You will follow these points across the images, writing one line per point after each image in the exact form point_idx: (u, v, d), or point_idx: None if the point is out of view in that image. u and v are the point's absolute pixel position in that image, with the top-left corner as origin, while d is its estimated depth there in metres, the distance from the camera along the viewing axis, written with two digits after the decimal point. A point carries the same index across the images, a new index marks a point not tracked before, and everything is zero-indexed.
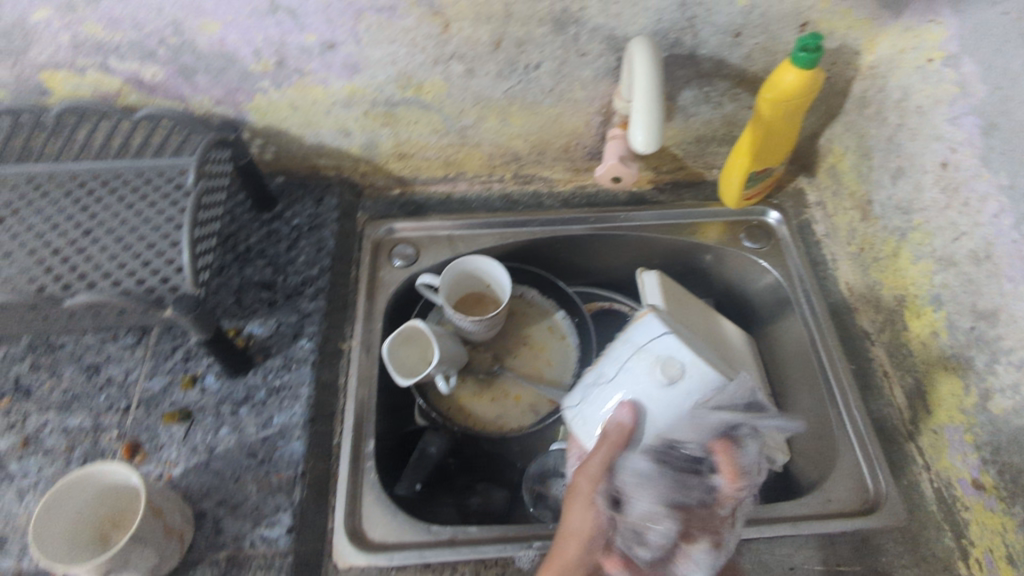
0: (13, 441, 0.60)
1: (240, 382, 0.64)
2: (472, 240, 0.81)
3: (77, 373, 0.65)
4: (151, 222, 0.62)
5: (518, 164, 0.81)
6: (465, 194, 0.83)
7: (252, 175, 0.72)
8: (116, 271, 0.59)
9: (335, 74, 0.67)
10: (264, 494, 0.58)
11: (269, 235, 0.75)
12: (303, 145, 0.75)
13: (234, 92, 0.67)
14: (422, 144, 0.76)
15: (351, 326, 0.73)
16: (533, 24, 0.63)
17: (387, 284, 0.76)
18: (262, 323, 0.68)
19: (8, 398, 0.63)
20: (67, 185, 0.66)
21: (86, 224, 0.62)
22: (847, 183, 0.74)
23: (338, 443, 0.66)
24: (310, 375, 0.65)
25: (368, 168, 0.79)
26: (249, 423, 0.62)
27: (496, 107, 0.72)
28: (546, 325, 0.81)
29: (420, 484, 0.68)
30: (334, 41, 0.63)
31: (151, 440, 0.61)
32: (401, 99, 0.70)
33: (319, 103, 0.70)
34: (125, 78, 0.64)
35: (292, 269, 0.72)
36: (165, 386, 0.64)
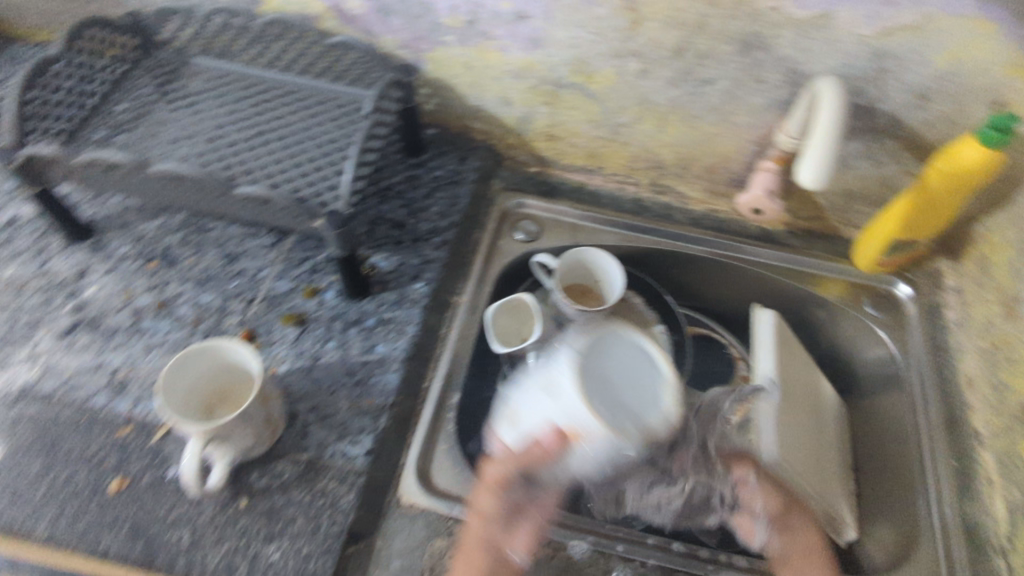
0: (151, 302, 0.65)
1: (355, 305, 0.67)
2: (594, 234, 0.82)
3: (217, 257, 0.68)
4: (318, 138, 0.66)
5: (658, 173, 0.81)
6: (598, 189, 0.85)
7: (412, 119, 0.75)
8: (277, 173, 0.63)
9: (517, 45, 0.69)
10: (353, 413, 0.60)
11: (410, 179, 0.79)
12: (464, 104, 0.78)
13: (419, 40, 0.71)
14: (574, 130, 0.78)
15: (463, 283, 0.74)
16: (720, 41, 0.64)
17: (503, 253, 0.78)
18: (387, 257, 0.71)
19: (155, 263, 0.67)
20: (253, 88, 0.71)
21: (261, 125, 0.67)
22: (996, 275, 0.68)
23: (426, 386, 0.67)
24: (418, 316, 0.67)
25: (515, 141, 0.82)
26: (355, 343, 0.64)
27: (657, 112, 0.73)
28: (644, 334, 0.79)
29: (490, 448, 0.67)
30: (526, 13, 0.66)
31: (266, 333, 0.64)
32: (569, 83, 0.72)
33: (492, 68, 0.72)
34: (331, 5, 0.69)
35: (424, 216, 0.75)
36: (289, 289, 0.67)
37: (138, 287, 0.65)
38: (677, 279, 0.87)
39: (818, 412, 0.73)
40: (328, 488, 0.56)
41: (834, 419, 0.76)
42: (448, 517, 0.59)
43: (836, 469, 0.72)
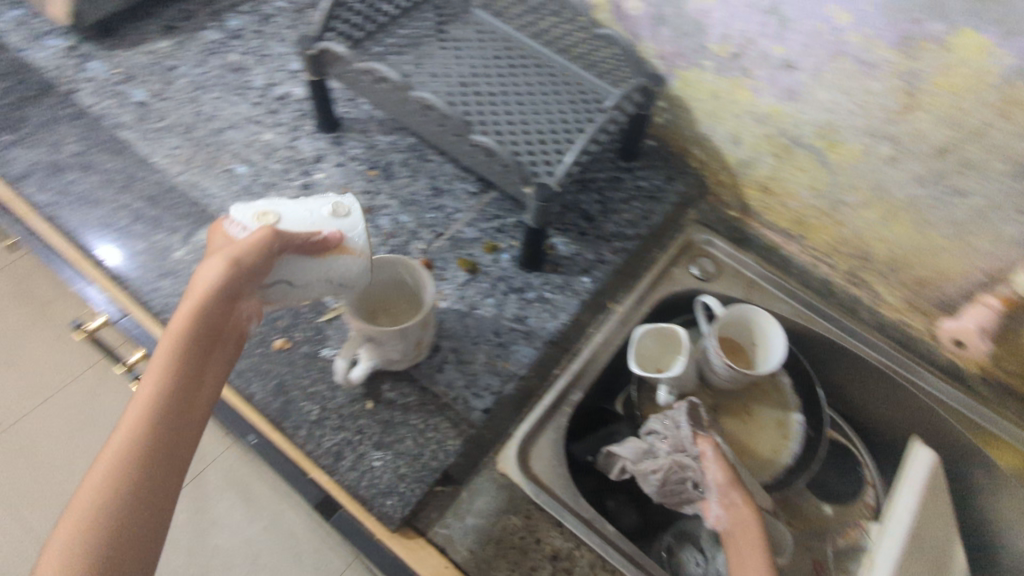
0: (362, 204, 0.72)
1: (523, 275, 0.70)
2: (768, 298, 0.81)
3: (426, 186, 0.74)
4: (553, 115, 0.70)
5: (861, 265, 0.76)
6: (790, 257, 0.82)
7: (639, 126, 0.77)
8: (508, 132, 0.67)
9: (773, 91, 0.68)
10: (487, 370, 0.63)
11: (614, 180, 0.80)
12: (693, 129, 0.78)
13: (678, 56, 0.72)
14: (791, 191, 0.75)
15: (624, 294, 0.75)
16: (995, 156, 0.59)
17: (674, 281, 0.79)
18: (568, 242, 0.73)
19: (376, 172, 0.74)
20: (514, 56, 0.76)
21: (509, 87, 0.72)
22: None
23: (556, 374, 0.69)
24: (575, 308, 0.68)
25: (726, 180, 0.80)
26: (511, 309, 0.67)
27: (890, 203, 0.69)
28: (778, 417, 0.76)
29: (591, 456, 0.69)
30: (796, 64, 0.64)
31: (442, 268, 0.69)
32: (809, 144, 0.70)
33: (737, 104, 0.72)
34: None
35: (614, 219, 0.76)
36: (474, 239, 0.71)
37: (355, 187, 0.73)
38: (834, 377, 0.82)
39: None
40: (441, 426, 0.59)
41: None
42: (531, 501, 0.60)
43: None
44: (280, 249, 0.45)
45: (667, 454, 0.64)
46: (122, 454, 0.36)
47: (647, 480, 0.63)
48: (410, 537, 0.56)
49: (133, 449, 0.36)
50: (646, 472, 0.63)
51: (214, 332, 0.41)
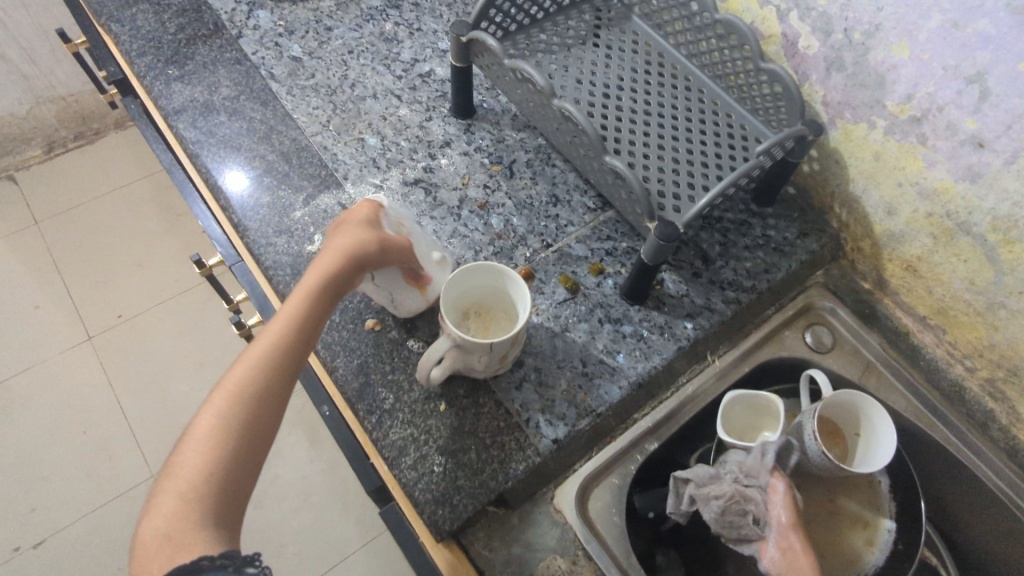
0: (478, 198, 0.71)
1: (623, 307, 0.66)
2: (885, 386, 0.73)
3: (545, 192, 0.72)
4: (692, 147, 0.66)
5: (1006, 378, 0.66)
6: (923, 347, 0.73)
7: (783, 172, 0.70)
8: (641, 159, 0.64)
9: (949, 167, 0.59)
10: (566, 399, 0.61)
11: (742, 223, 0.74)
12: (844, 186, 0.71)
13: (848, 105, 0.65)
14: (942, 278, 0.67)
15: (725, 348, 0.70)
16: None
17: (784, 345, 0.73)
18: (677, 281, 0.69)
19: (498, 168, 0.73)
20: (666, 77, 0.73)
21: (652, 108, 0.69)
22: None
23: (635, 417, 0.65)
24: (670, 354, 0.64)
25: (868, 248, 0.73)
26: (603, 339, 0.64)
27: None
28: (865, 519, 0.69)
29: (652, 513, 0.65)
30: (988, 144, 0.55)
31: (542, 281, 0.67)
32: (978, 234, 0.60)
33: (903, 171, 0.64)
34: (786, 32, 0.68)
35: (733, 265, 0.70)
36: (581, 257, 0.69)
37: (475, 179, 0.72)
38: (939, 490, 0.73)
39: None
40: (507, 447, 0.58)
41: None
42: (581, 546, 0.58)
43: None
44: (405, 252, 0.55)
45: (738, 483, 0.58)
46: (256, 363, 0.43)
47: (708, 504, 0.57)
48: (453, 550, 0.56)
49: (268, 371, 0.43)
50: (708, 497, 0.57)
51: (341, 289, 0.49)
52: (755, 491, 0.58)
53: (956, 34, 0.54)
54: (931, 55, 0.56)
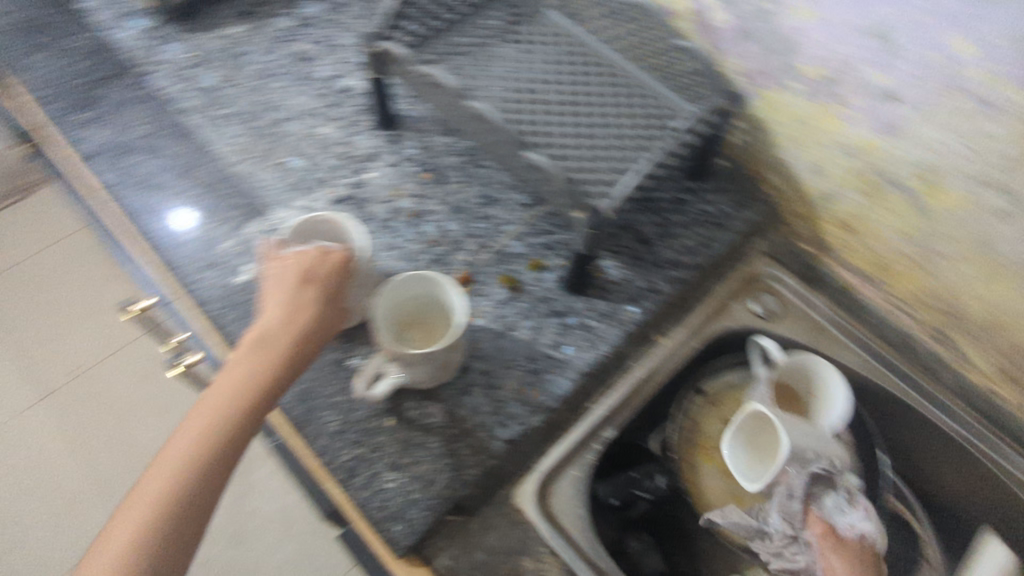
0: (409, 207, 0.71)
1: (565, 299, 0.66)
2: (835, 346, 0.74)
3: (478, 194, 0.72)
4: (614, 132, 0.65)
5: (950, 322, 0.66)
6: (869, 303, 0.74)
7: (710, 147, 0.70)
8: (564, 151, 0.63)
9: (869, 123, 0.60)
10: (516, 398, 0.61)
11: (676, 201, 0.74)
12: (772, 153, 0.71)
13: (764, 74, 0.65)
14: (876, 234, 0.67)
15: (673, 327, 0.70)
16: None
17: (731, 317, 0.73)
18: (618, 266, 0.68)
19: (428, 175, 0.73)
20: (585, 62, 0.72)
21: (572, 98, 0.68)
22: None
23: (589, 407, 0.65)
24: (616, 339, 0.64)
25: (803, 212, 0.73)
26: (548, 333, 0.64)
27: (995, 263, 0.58)
28: None
29: (616, 501, 0.64)
30: (900, 96, 0.56)
31: (482, 284, 0.67)
32: (904, 186, 0.61)
33: (824, 133, 0.64)
34: (696, 7, 0.68)
35: (671, 244, 0.71)
36: (519, 254, 0.68)
37: (405, 189, 0.71)
38: (898, 440, 0.74)
39: None
40: (461, 453, 0.58)
41: None
42: (545, 543, 0.57)
43: None
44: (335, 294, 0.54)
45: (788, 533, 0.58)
46: (203, 431, 0.47)
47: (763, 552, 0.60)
48: (416, 563, 0.55)
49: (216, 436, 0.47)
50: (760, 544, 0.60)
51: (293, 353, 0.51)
52: (804, 541, 0.58)
53: None
54: (836, 16, 0.56)
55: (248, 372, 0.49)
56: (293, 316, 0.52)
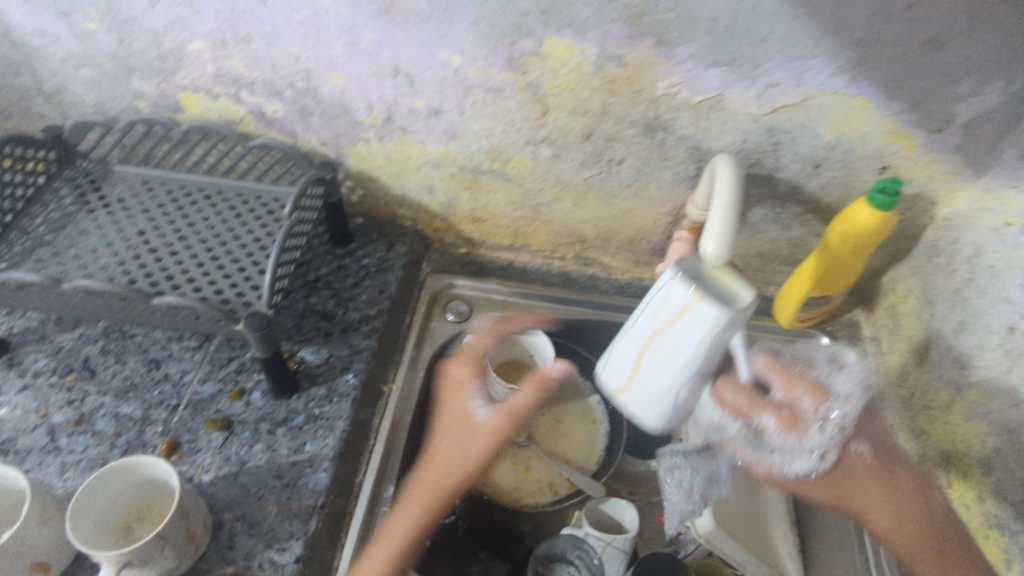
0: (69, 417, 0.63)
1: (283, 404, 0.66)
2: (525, 310, 0.86)
3: (139, 364, 0.67)
4: (240, 240, 0.67)
5: (582, 247, 0.84)
6: (526, 265, 0.88)
7: (337, 212, 0.77)
8: (200, 278, 0.63)
9: (434, 137, 0.72)
10: (282, 517, 0.58)
11: (338, 270, 0.80)
12: (389, 193, 0.81)
13: (340, 137, 0.74)
14: (497, 213, 0.81)
15: (395, 370, 0.76)
16: (625, 125, 0.67)
17: (436, 335, 0.81)
18: (315, 350, 0.71)
19: (74, 375, 0.66)
20: (177, 197, 0.72)
21: (183, 229, 0.68)
22: (905, 325, 0.74)
23: (360, 481, 0.67)
24: (349, 410, 0.66)
25: (441, 225, 0.85)
26: (283, 444, 0.63)
27: (574, 191, 0.76)
28: (579, 406, 0.83)
29: (428, 541, 0.70)
30: (441, 109, 0.69)
31: (191, 441, 0.62)
32: (488, 169, 0.75)
33: (413, 159, 0.76)
34: (249, 109, 0.72)
35: (353, 306, 0.76)
36: (214, 393, 0.66)
37: (54, 403, 0.64)
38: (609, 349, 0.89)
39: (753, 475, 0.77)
40: None
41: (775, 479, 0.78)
42: None
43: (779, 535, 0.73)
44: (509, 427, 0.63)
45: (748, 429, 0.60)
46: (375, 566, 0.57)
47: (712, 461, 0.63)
48: None
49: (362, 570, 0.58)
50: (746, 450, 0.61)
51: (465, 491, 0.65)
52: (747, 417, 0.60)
53: (360, 48, 0.63)
54: (357, 72, 0.66)
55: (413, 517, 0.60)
56: (446, 425, 0.65)
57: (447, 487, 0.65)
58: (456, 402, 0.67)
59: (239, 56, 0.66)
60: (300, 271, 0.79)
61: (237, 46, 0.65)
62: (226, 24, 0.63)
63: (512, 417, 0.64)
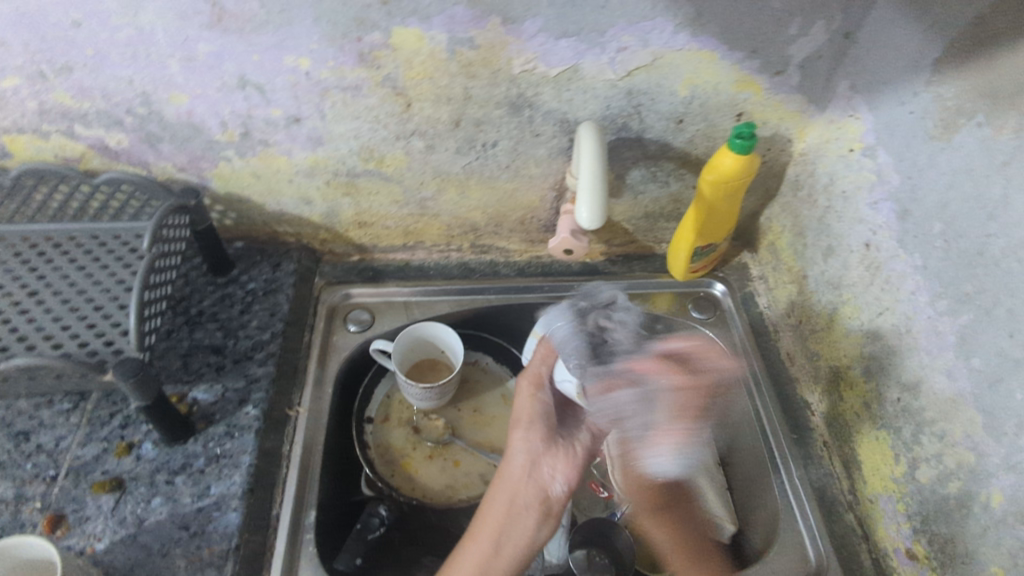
0: None
1: (179, 450, 0.63)
2: (429, 306, 0.84)
3: (5, 440, 0.62)
4: (100, 284, 0.62)
5: (476, 235, 0.84)
6: (423, 262, 0.86)
7: (210, 240, 0.73)
8: (58, 334, 0.58)
9: (299, 146, 0.69)
10: (194, 569, 0.56)
11: (222, 299, 0.76)
12: (264, 211, 0.77)
13: (198, 160, 0.69)
14: (382, 214, 0.79)
15: (300, 392, 0.73)
16: (490, 106, 0.67)
17: (340, 349, 0.78)
18: (207, 388, 0.67)
19: None
20: (18, 249, 0.65)
21: (32, 285, 0.62)
22: (785, 259, 0.78)
23: (277, 514, 0.64)
24: (253, 443, 0.64)
25: (328, 236, 0.82)
26: (184, 492, 0.60)
27: (454, 181, 0.75)
28: (500, 392, 0.84)
29: (361, 559, 0.69)
30: (300, 116, 0.66)
31: (76, 512, 0.58)
32: (363, 170, 0.73)
33: (282, 172, 0.72)
34: (89, 144, 0.66)
35: (243, 333, 0.72)
36: (97, 454, 0.62)
37: None
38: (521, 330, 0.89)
39: None
40: None
41: None
42: None
43: (704, 473, 0.74)
44: (540, 386, 0.69)
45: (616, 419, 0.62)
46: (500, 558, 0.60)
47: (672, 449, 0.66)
48: None
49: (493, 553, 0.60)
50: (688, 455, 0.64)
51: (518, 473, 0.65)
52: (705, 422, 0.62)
53: (197, 63, 0.59)
54: (201, 89, 0.62)
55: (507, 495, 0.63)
56: (520, 421, 0.67)
57: (525, 479, 0.64)
58: (526, 403, 0.68)
59: (63, 87, 0.60)
60: (179, 308, 0.74)
61: (58, 76, 0.59)
62: (40, 55, 0.58)
63: (543, 378, 0.69)
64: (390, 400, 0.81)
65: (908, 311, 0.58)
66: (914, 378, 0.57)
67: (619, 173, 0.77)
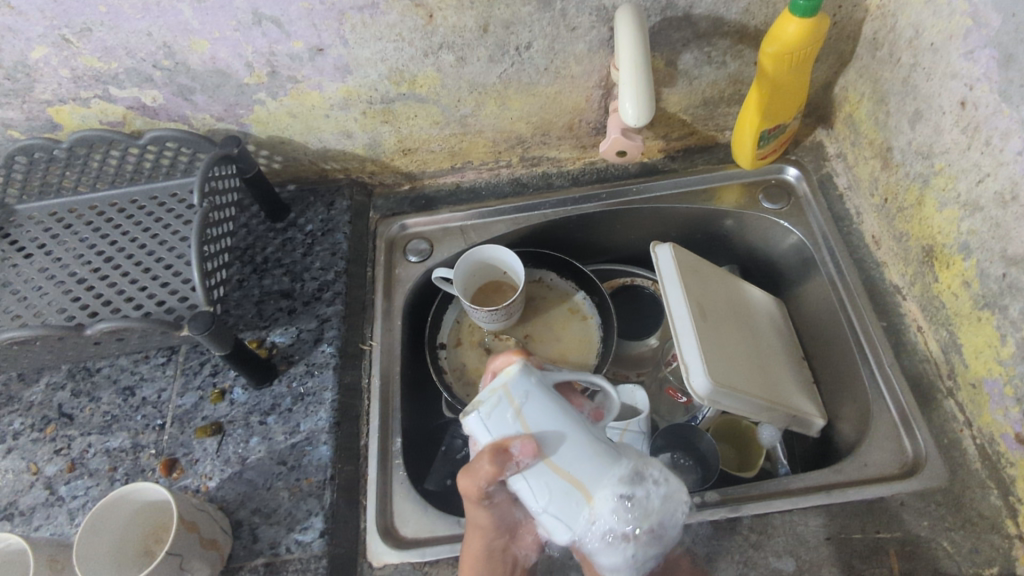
0: (61, 465, 0.63)
1: (267, 391, 0.66)
2: (484, 229, 0.82)
3: (114, 396, 0.68)
4: (168, 245, 0.65)
5: (523, 147, 0.80)
6: (474, 183, 0.84)
7: (261, 186, 0.73)
8: (137, 295, 0.62)
9: (328, 78, 0.67)
10: (296, 500, 0.60)
11: (284, 244, 0.77)
12: (308, 150, 0.77)
13: (233, 107, 0.69)
14: (424, 137, 0.77)
15: (370, 326, 0.75)
16: (517, 4, 0.61)
17: (403, 281, 0.79)
18: (283, 331, 0.70)
19: (54, 423, 0.66)
20: (88, 217, 0.69)
21: (106, 251, 0.65)
22: (865, 131, 0.70)
23: (365, 443, 0.68)
24: (333, 379, 0.67)
25: (375, 167, 0.81)
26: (277, 431, 0.64)
27: (492, 92, 0.71)
28: (567, 306, 0.81)
29: (450, 479, 0.74)
30: (322, 45, 0.63)
31: (186, 455, 0.63)
32: (396, 95, 0.70)
33: (316, 108, 0.70)
34: (128, 105, 0.67)
35: (309, 275, 0.74)
36: (195, 402, 0.66)
37: (43, 457, 0.64)
38: (582, 241, 0.86)
39: (748, 322, 0.72)
40: None
41: (771, 322, 0.75)
42: (422, 564, 0.60)
43: (785, 373, 0.71)
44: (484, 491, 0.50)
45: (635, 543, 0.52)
46: None
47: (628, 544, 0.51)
48: None
49: None
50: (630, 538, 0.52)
51: (489, 550, 0.54)
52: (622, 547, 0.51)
53: (208, 4, 0.57)
54: (218, 32, 0.60)
55: (479, 548, 0.54)
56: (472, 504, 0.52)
57: (498, 558, 0.54)
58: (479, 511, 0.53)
59: (88, 50, 0.60)
60: (246, 256, 0.75)
61: (80, 40, 0.59)
62: (57, 20, 0.57)
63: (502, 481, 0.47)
64: (460, 325, 0.81)
65: (1013, 175, 0.51)
66: (1022, 251, 0.51)
67: (669, 58, 0.69)
